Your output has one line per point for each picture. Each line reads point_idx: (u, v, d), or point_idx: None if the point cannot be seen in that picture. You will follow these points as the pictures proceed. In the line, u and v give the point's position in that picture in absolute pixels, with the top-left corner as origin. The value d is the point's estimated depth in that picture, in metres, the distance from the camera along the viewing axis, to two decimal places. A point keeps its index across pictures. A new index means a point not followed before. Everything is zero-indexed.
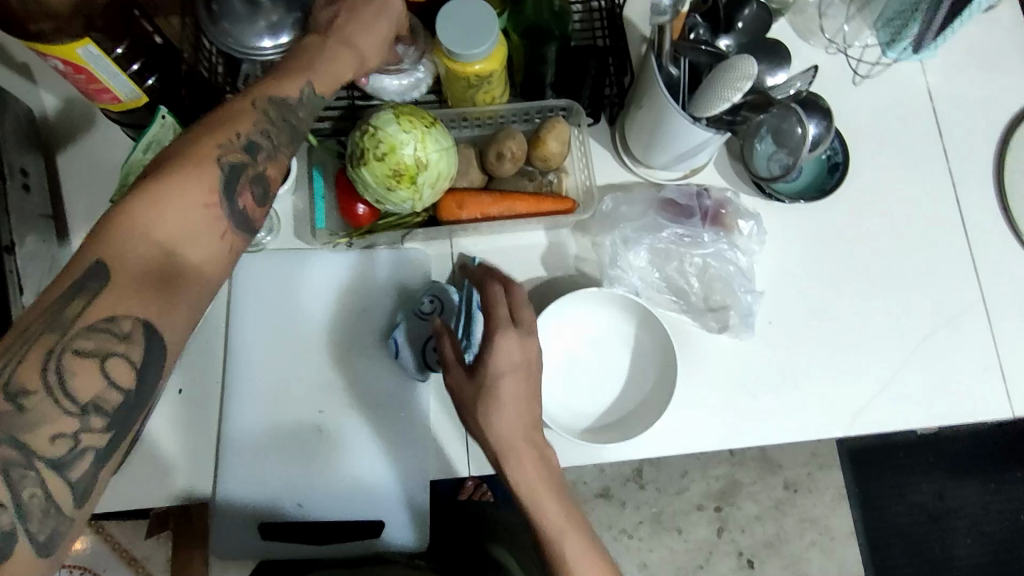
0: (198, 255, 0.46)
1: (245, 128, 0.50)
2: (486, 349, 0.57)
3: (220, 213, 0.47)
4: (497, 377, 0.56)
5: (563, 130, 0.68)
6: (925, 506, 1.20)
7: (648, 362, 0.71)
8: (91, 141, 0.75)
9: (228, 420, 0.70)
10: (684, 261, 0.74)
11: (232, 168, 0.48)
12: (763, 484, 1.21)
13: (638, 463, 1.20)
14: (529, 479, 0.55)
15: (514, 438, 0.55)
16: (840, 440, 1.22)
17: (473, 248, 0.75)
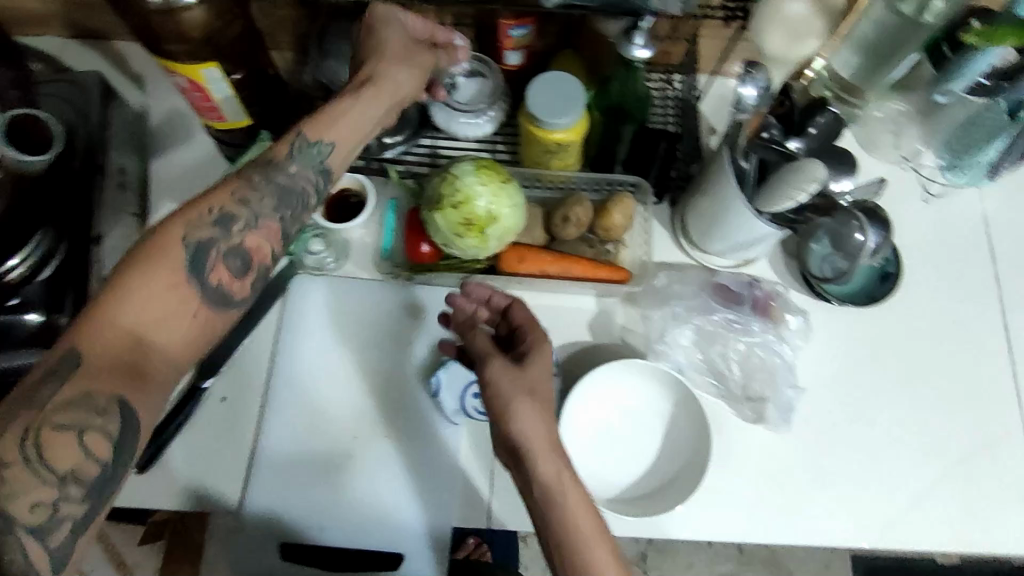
0: (169, 337, 0.48)
1: (219, 201, 0.52)
2: (528, 353, 0.61)
3: (191, 294, 0.49)
4: (536, 380, 0.59)
5: (628, 205, 0.72)
6: None
7: (681, 440, 0.70)
8: (186, 149, 0.80)
9: (263, 430, 0.71)
10: (728, 347, 0.75)
11: (198, 247, 0.50)
12: None
13: (645, 547, 1.18)
14: (552, 476, 0.55)
15: (540, 436, 0.56)
16: (856, 555, 1.19)
17: (526, 304, 0.76)
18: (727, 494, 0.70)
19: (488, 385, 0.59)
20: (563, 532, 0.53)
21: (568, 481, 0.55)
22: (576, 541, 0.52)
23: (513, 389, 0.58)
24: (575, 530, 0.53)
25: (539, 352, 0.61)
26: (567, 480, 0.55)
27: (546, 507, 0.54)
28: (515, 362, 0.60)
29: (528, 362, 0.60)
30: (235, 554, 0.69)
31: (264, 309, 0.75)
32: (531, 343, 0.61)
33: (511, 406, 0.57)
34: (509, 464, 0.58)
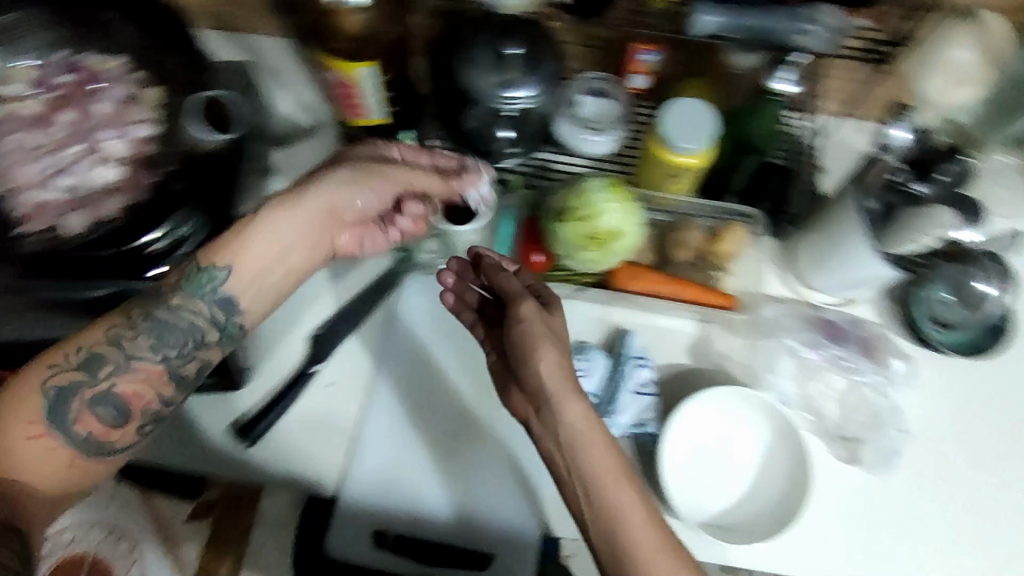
0: (31, 468, 0.52)
1: (91, 341, 0.56)
2: (548, 304, 0.66)
3: (51, 440, 0.53)
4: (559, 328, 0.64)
5: (741, 236, 0.75)
6: None
7: (778, 473, 0.70)
8: (314, 140, 0.84)
9: (367, 417, 0.74)
10: (827, 384, 0.75)
11: (58, 392, 0.54)
12: None
13: None
14: (578, 422, 0.59)
15: (562, 377, 0.60)
16: None
17: (628, 320, 0.77)
18: (821, 530, 0.70)
19: (520, 323, 0.62)
20: (585, 474, 0.57)
21: (590, 424, 0.59)
22: (598, 482, 0.57)
23: (545, 332, 0.62)
24: (599, 472, 0.57)
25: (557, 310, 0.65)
26: (592, 422, 0.59)
27: (573, 449, 0.58)
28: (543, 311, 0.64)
29: (551, 310, 0.65)
30: (333, 534, 0.71)
31: (375, 300, 0.77)
32: (547, 297, 0.67)
33: (536, 348, 0.61)
34: (531, 410, 0.62)
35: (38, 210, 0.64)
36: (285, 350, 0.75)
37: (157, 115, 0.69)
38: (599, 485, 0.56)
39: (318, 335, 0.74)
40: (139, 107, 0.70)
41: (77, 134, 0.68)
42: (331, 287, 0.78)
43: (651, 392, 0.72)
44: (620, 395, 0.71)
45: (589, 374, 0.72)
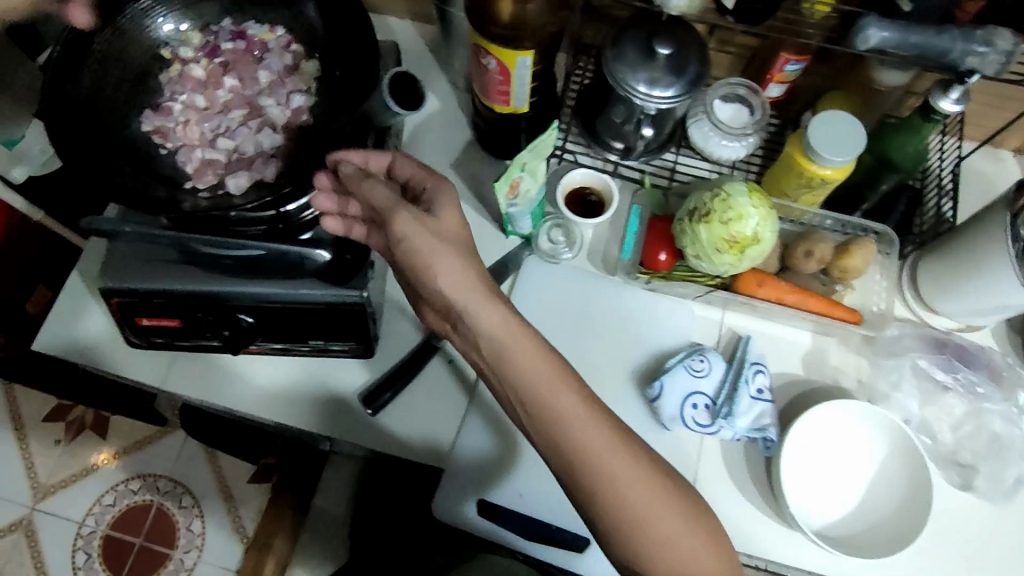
0: None
1: None
2: (429, 202, 0.60)
3: None
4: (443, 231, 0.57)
5: (871, 250, 0.72)
6: None
7: (894, 492, 0.70)
8: (445, 125, 0.87)
9: (481, 391, 0.75)
10: (944, 408, 0.73)
11: None
12: None
13: None
14: (496, 334, 0.55)
15: (465, 285, 0.56)
16: None
17: (745, 327, 0.78)
18: (930, 555, 0.70)
19: (399, 239, 0.56)
20: (551, 419, 0.54)
21: (538, 355, 0.55)
22: (566, 426, 0.54)
23: (430, 241, 0.56)
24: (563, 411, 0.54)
25: (433, 177, 0.62)
26: (513, 335, 0.55)
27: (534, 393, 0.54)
28: (423, 210, 0.58)
29: (435, 211, 0.59)
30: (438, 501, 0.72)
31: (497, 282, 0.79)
32: (429, 188, 0.61)
33: (430, 259, 0.56)
34: (447, 326, 0.60)
35: (204, 166, 0.68)
36: (407, 322, 0.78)
37: (313, 87, 0.72)
38: (565, 428, 0.54)
39: None
40: (298, 78, 0.73)
41: (239, 99, 0.72)
42: None
43: (768, 399, 0.72)
44: (739, 398, 0.71)
45: (708, 373, 0.73)
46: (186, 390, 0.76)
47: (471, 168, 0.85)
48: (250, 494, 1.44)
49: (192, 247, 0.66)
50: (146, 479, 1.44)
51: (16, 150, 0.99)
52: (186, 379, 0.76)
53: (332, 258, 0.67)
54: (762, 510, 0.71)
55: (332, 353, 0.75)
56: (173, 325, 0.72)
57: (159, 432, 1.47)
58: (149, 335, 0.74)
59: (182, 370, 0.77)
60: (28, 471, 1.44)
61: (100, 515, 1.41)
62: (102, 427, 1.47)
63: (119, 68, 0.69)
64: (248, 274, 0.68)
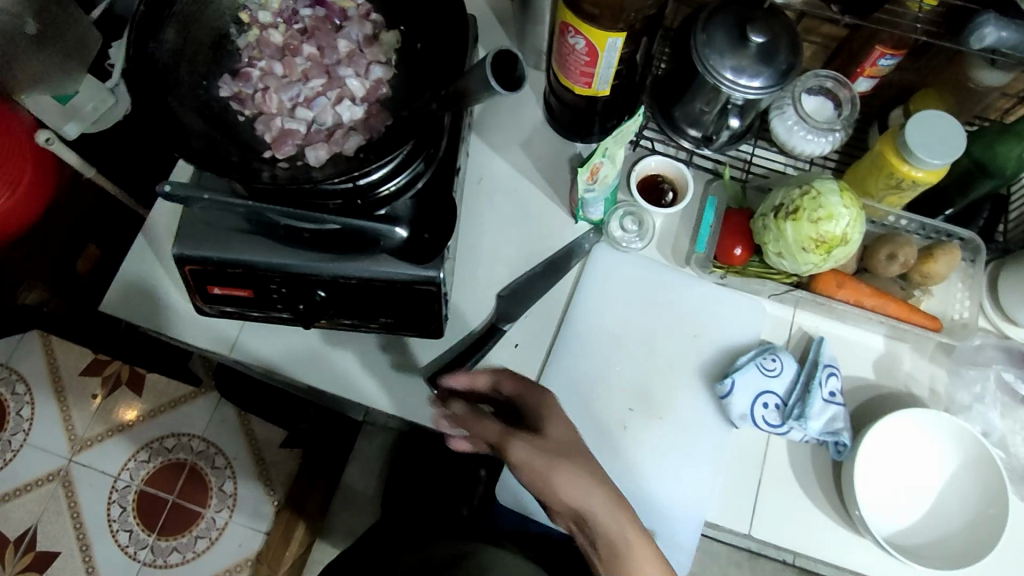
0: None
1: None
2: (540, 421, 0.59)
3: None
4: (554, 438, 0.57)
5: (957, 256, 0.70)
6: None
7: (962, 506, 0.69)
8: (515, 104, 0.85)
9: (545, 380, 0.74)
10: (1020, 422, 0.71)
11: None
12: None
13: None
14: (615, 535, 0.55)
15: (595, 496, 0.55)
16: None
17: (815, 327, 0.77)
18: (994, 569, 0.69)
19: (518, 467, 0.56)
20: None
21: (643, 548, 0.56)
22: None
23: (546, 461, 0.55)
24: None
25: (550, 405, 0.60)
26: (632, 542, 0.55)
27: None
28: (532, 432, 0.58)
29: (542, 429, 0.58)
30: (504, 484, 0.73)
31: (565, 268, 0.78)
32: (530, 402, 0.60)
33: (550, 477, 0.55)
34: (561, 518, 0.57)
35: (283, 136, 0.67)
36: (471, 304, 0.77)
37: (393, 59, 0.70)
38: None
39: (510, 294, 0.76)
40: (377, 49, 0.71)
41: (317, 68, 0.70)
42: (520, 250, 0.79)
43: (840, 403, 0.70)
44: (812, 400, 0.69)
45: (780, 372, 0.72)
46: (254, 361, 0.77)
47: (540, 149, 0.83)
48: (281, 459, 1.46)
49: (268, 216, 0.66)
50: (180, 438, 1.46)
51: (70, 104, 0.98)
52: (255, 350, 0.77)
53: (409, 236, 0.67)
54: (823, 514, 0.71)
55: (400, 333, 0.74)
56: (245, 295, 0.72)
57: (193, 393, 1.48)
58: (220, 304, 0.73)
59: (250, 340, 0.77)
60: (66, 424, 1.46)
61: (135, 470, 1.43)
62: (138, 384, 1.49)
63: (198, 31, 0.68)
64: (325, 248, 0.68)
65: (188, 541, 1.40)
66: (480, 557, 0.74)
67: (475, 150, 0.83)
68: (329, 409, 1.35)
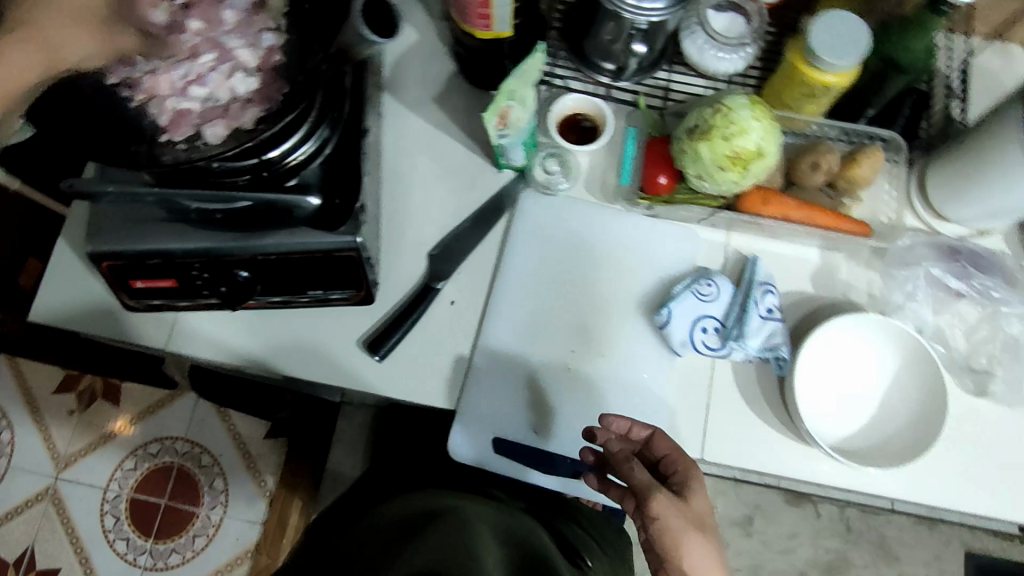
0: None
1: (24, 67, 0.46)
2: (686, 488, 0.56)
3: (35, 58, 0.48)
4: (694, 507, 0.54)
5: (880, 158, 0.70)
6: None
7: (906, 406, 0.70)
8: (426, 58, 0.83)
9: (485, 332, 0.73)
10: (958, 315, 0.73)
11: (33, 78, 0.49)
12: (874, 569, 1.29)
13: (750, 512, 1.31)
14: None
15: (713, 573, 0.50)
16: (968, 552, 1.30)
17: (750, 248, 0.76)
18: (946, 462, 0.70)
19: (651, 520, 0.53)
20: None
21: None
22: None
23: (686, 526, 0.51)
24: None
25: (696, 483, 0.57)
26: None
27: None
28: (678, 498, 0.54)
29: (685, 495, 0.55)
30: (455, 439, 0.72)
31: (493, 219, 0.77)
32: (695, 486, 0.56)
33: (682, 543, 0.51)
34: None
35: (178, 117, 0.64)
36: (404, 267, 0.76)
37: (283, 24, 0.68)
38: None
39: (442, 252, 0.75)
40: (266, 15, 0.68)
41: (205, 42, 0.65)
42: (449, 207, 0.78)
43: (778, 319, 0.70)
44: (749, 318, 0.70)
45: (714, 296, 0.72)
46: (193, 351, 0.75)
47: (457, 104, 0.81)
48: (266, 449, 1.46)
49: (180, 204, 0.65)
50: (164, 442, 1.46)
51: None
52: (192, 342, 0.75)
53: (323, 203, 0.67)
54: (777, 429, 0.71)
55: (333, 303, 0.73)
56: (168, 285, 0.70)
57: (169, 396, 1.47)
58: (147, 299, 0.72)
59: (185, 331, 0.75)
60: (47, 442, 1.45)
61: (123, 480, 1.43)
62: (113, 395, 1.47)
63: None
64: (239, 227, 0.66)
65: (186, 541, 1.41)
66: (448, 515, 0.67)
67: (389, 110, 0.81)
68: (306, 395, 1.29)
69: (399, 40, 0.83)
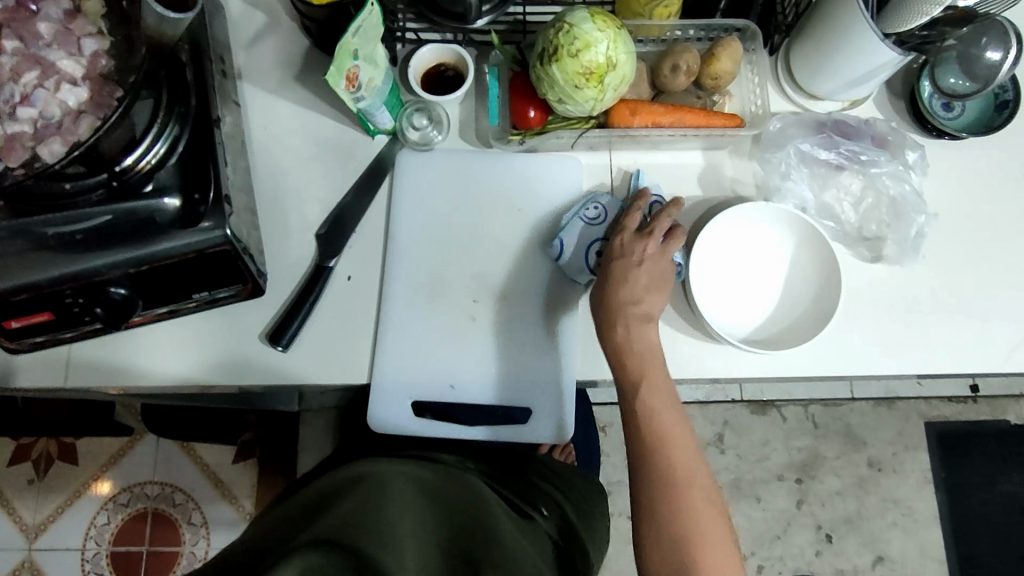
0: None
1: None
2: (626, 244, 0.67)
3: None
4: (635, 264, 0.66)
5: (737, 49, 0.69)
6: (1013, 496, 1.30)
7: (807, 286, 0.71)
8: (273, 39, 0.79)
9: (387, 300, 0.73)
10: (842, 188, 0.74)
11: None
12: (846, 460, 1.30)
13: (720, 429, 1.31)
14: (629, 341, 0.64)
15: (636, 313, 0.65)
16: (931, 425, 1.31)
17: (632, 163, 0.76)
18: (854, 332, 0.71)
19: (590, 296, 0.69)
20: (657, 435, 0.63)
21: (655, 364, 0.64)
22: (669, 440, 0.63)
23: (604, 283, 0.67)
24: (657, 411, 0.63)
25: (668, 246, 0.67)
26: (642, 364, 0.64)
27: (628, 373, 0.64)
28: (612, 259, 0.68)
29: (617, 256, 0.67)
30: (377, 410, 0.72)
31: (373, 187, 0.75)
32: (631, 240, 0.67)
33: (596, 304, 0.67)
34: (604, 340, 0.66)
35: (11, 143, 0.59)
36: (294, 253, 0.74)
37: (105, 26, 0.61)
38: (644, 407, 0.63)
39: (328, 231, 0.74)
40: None
41: (27, 60, 0.60)
42: (327, 184, 0.76)
43: None
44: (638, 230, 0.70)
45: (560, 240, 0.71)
46: (95, 380, 0.72)
47: (318, 78, 0.79)
48: (238, 474, 1.39)
49: (38, 231, 0.62)
50: (133, 490, 1.38)
51: None
52: (88, 373, 0.72)
53: (183, 202, 0.64)
54: (690, 334, 0.71)
55: (222, 303, 0.72)
56: (46, 318, 0.67)
57: (129, 442, 1.39)
58: (27, 337, 0.69)
59: (82, 362, 0.72)
60: (11, 516, 1.37)
61: (99, 535, 1.36)
62: (69, 455, 1.39)
63: None
64: (101, 246, 0.63)
65: None
66: (360, 478, 0.61)
67: (247, 98, 0.78)
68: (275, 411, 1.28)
69: (246, 24, 0.79)
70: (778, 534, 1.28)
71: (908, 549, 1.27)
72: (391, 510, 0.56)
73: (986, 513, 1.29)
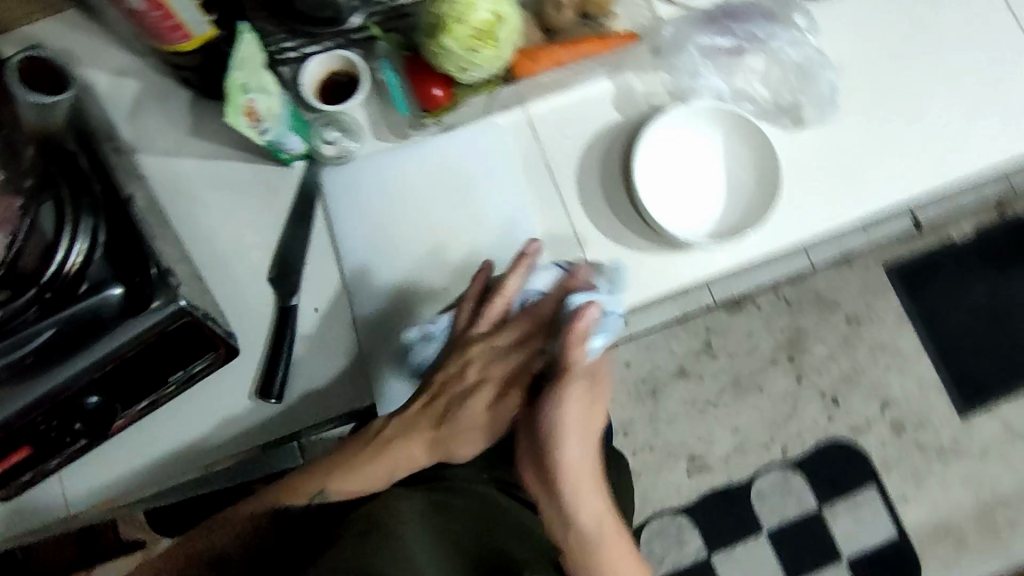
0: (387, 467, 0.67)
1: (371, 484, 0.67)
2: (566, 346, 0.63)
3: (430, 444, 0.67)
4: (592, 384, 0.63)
5: None
6: (980, 305, 1.37)
7: (746, 170, 0.73)
8: (155, 100, 0.76)
9: (361, 317, 0.72)
10: (749, 70, 0.77)
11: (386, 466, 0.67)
12: (827, 324, 1.35)
13: (707, 337, 1.34)
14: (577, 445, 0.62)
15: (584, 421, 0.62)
16: (890, 267, 1.37)
17: (548, 110, 0.75)
18: (801, 199, 0.74)
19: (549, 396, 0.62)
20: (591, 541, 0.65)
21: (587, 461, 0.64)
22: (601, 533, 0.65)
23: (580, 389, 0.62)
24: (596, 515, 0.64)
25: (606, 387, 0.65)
26: (582, 466, 0.63)
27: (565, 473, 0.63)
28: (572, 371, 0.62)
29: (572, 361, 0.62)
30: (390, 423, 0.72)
31: (308, 215, 0.74)
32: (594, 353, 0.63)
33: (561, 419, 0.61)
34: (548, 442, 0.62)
35: None
36: (253, 305, 0.72)
37: None
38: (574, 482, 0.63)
39: (280, 272, 0.72)
40: None
41: None
42: (261, 226, 0.74)
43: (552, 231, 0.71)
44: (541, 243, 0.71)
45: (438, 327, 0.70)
46: (99, 494, 0.70)
47: (214, 126, 0.76)
48: None
49: None
50: None
51: None
52: (94, 489, 0.70)
53: (126, 288, 0.59)
54: (656, 250, 0.73)
55: (200, 374, 0.69)
56: (26, 453, 0.64)
57: None
58: (15, 479, 0.66)
59: (80, 482, 0.70)
60: None
61: None
62: None
63: None
64: (55, 361, 0.59)
65: None
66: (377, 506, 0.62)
67: (149, 168, 0.75)
68: None
69: (121, 95, 0.76)
70: (789, 414, 1.33)
71: (906, 384, 1.34)
72: (407, 522, 0.58)
73: (962, 328, 1.36)
